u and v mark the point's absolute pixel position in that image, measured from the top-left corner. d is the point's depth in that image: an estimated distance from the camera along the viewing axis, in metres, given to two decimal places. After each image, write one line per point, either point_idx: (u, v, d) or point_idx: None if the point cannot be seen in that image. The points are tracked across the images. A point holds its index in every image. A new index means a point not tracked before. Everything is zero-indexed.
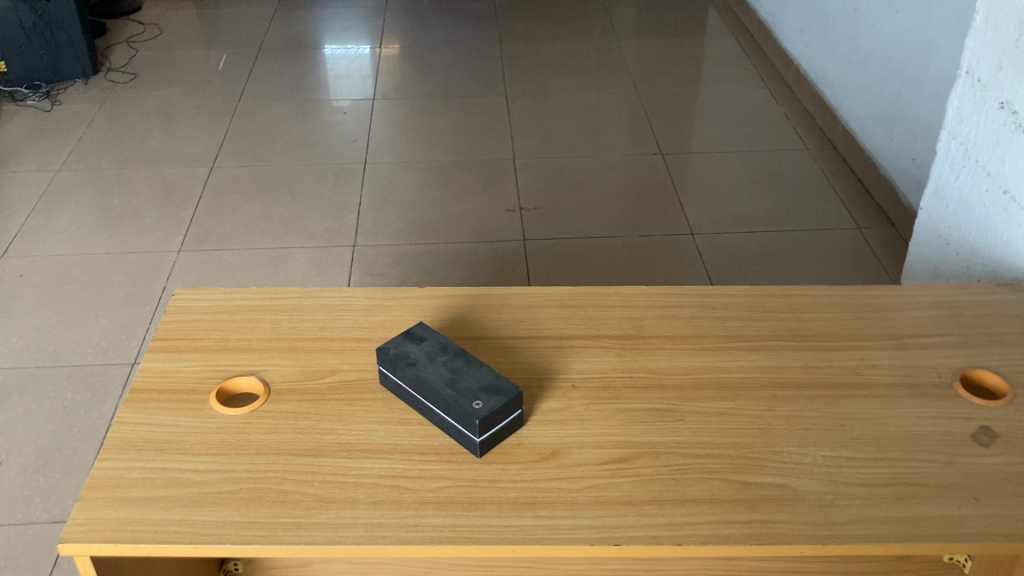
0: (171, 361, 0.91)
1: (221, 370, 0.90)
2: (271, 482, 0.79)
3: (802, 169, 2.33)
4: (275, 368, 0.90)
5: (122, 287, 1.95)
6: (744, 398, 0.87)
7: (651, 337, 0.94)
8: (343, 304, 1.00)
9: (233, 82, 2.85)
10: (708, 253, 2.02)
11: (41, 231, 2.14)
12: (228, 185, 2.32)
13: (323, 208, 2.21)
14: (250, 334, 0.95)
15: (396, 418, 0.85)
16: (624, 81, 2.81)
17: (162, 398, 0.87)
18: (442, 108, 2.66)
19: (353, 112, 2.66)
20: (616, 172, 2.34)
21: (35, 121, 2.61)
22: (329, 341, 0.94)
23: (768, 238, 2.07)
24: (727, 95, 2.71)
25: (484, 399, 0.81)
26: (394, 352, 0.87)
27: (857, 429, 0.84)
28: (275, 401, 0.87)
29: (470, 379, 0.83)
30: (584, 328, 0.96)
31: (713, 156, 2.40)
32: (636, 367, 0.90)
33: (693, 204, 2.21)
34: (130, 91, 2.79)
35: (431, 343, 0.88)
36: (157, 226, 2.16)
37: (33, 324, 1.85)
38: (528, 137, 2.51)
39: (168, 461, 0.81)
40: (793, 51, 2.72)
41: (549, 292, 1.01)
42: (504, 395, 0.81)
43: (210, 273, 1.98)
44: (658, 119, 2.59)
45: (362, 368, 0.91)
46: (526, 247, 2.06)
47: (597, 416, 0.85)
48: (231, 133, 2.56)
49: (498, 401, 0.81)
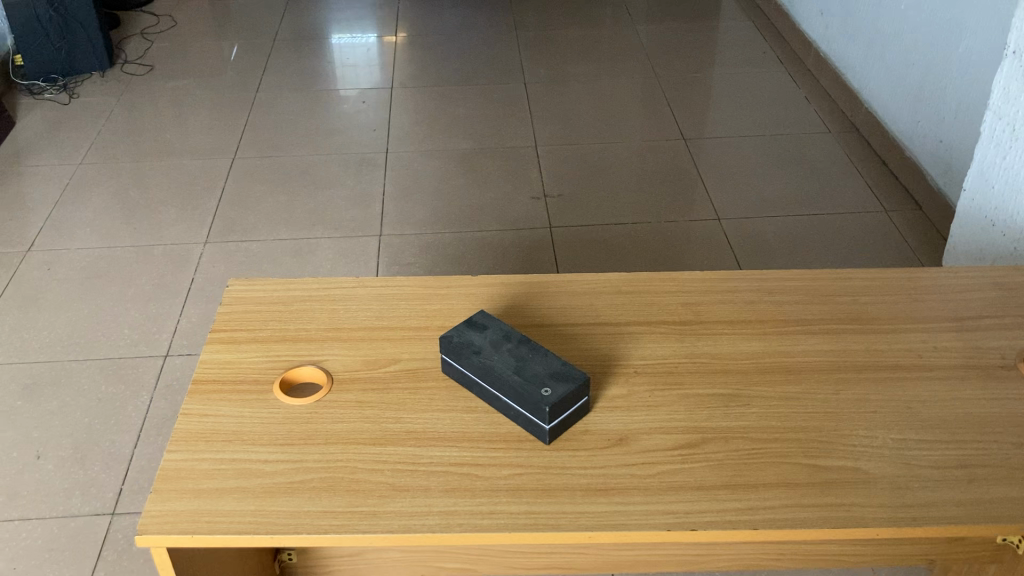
0: (231, 353, 0.91)
1: (282, 360, 0.90)
2: (343, 471, 0.79)
3: (826, 153, 2.32)
4: (335, 358, 0.90)
5: (150, 280, 1.95)
6: (808, 382, 0.87)
7: (710, 322, 0.94)
8: (398, 293, 0.99)
9: (248, 73, 2.84)
10: (736, 238, 2.02)
11: (66, 224, 2.14)
12: (250, 176, 2.31)
13: (347, 198, 2.20)
14: (308, 324, 0.95)
15: (462, 406, 0.85)
16: (641, 66, 2.79)
17: (225, 389, 0.87)
18: (460, 95, 2.65)
19: (371, 101, 2.65)
20: (639, 158, 2.33)
21: (54, 115, 2.60)
22: (387, 330, 0.94)
23: (794, 222, 2.06)
24: (747, 79, 2.69)
25: (552, 387, 0.80)
26: (458, 340, 0.86)
27: (925, 411, 0.84)
28: (338, 390, 0.87)
29: (537, 366, 0.83)
30: (641, 314, 0.95)
31: (735, 140, 2.39)
32: (697, 352, 0.90)
33: (717, 189, 2.20)
34: (146, 83, 2.78)
35: (494, 330, 0.87)
36: (182, 218, 2.16)
37: (63, 317, 1.85)
38: (548, 124, 2.50)
39: (237, 451, 0.81)
40: (812, 33, 2.71)
41: (604, 278, 1.01)
42: (572, 382, 0.81)
43: (237, 265, 1.98)
44: (678, 104, 2.58)
45: (423, 357, 0.91)
46: (553, 235, 2.05)
47: (664, 401, 0.85)
48: (250, 123, 2.56)
49: (566, 387, 0.80)
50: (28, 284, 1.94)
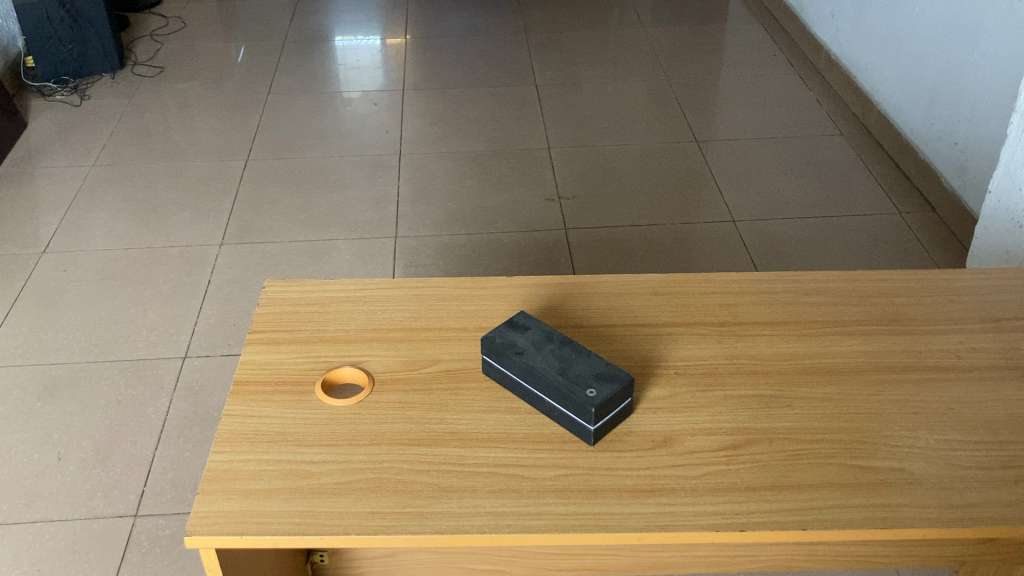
0: (271, 353, 0.91)
1: (323, 361, 0.90)
2: (389, 471, 0.79)
3: (839, 155, 2.33)
4: (376, 358, 0.90)
5: (166, 281, 1.95)
6: (849, 384, 0.87)
7: (748, 323, 0.95)
8: (434, 293, 1.00)
9: (259, 75, 2.84)
10: (751, 240, 2.02)
11: (81, 225, 2.14)
12: (263, 178, 2.31)
13: (361, 200, 2.20)
14: (347, 325, 0.95)
15: (505, 407, 0.85)
16: (652, 68, 2.80)
17: (267, 389, 0.87)
18: (472, 97, 2.65)
19: (382, 103, 2.65)
20: (651, 160, 2.33)
21: (66, 116, 2.60)
22: (426, 330, 0.94)
23: (808, 223, 2.07)
24: (757, 81, 2.70)
25: (598, 388, 0.80)
26: (500, 341, 0.86)
27: (966, 411, 0.84)
28: (380, 391, 0.87)
29: (581, 366, 0.83)
30: (679, 315, 0.96)
31: (748, 142, 2.40)
32: (736, 354, 0.91)
33: (730, 190, 2.20)
34: (158, 84, 2.78)
35: (536, 331, 0.88)
36: (197, 219, 2.16)
37: (81, 318, 1.85)
38: (560, 126, 2.50)
39: (283, 453, 0.81)
40: (823, 36, 2.72)
41: (639, 280, 1.02)
42: (617, 384, 0.81)
43: (254, 267, 1.98)
44: (689, 106, 2.58)
45: (463, 357, 0.91)
46: (568, 236, 2.06)
47: (706, 403, 0.85)
48: (261, 125, 2.56)
49: (612, 389, 0.80)
50: (45, 285, 1.94)
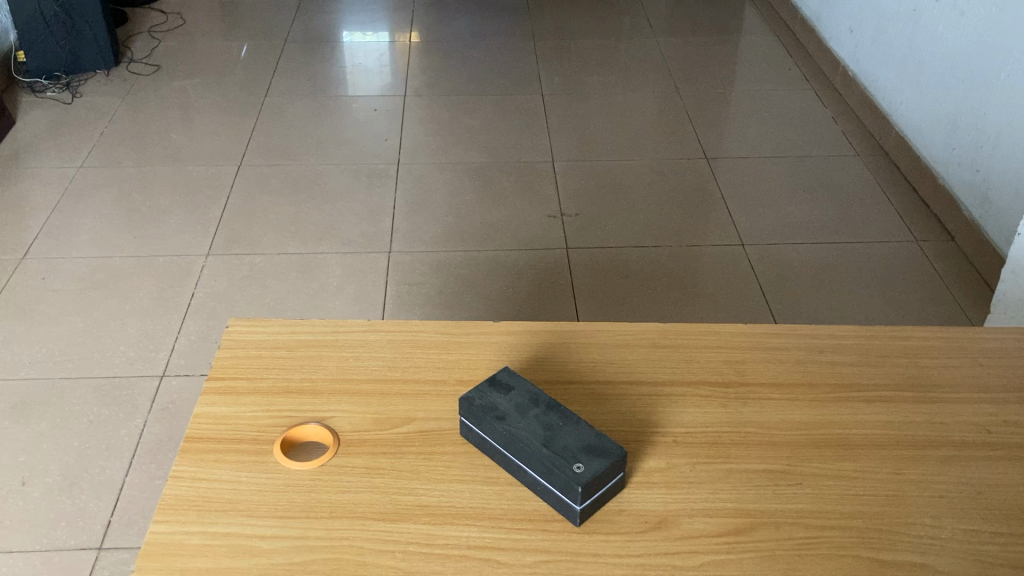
0: (229, 406, 0.83)
1: (284, 416, 0.82)
2: (349, 552, 0.70)
3: (854, 177, 2.24)
4: (343, 415, 0.82)
5: (149, 293, 1.87)
6: (865, 459, 0.79)
7: (756, 384, 0.86)
8: (413, 340, 0.91)
9: (258, 76, 2.76)
10: (761, 265, 1.93)
11: (64, 231, 2.06)
12: (256, 185, 2.23)
13: (356, 212, 2.12)
14: (314, 374, 0.86)
15: (483, 477, 0.77)
16: (662, 79, 2.71)
17: (221, 448, 0.79)
18: (475, 106, 2.57)
19: (383, 110, 2.57)
20: (659, 177, 2.24)
21: (56, 114, 2.52)
22: (401, 383, 0.86)
23: (821, 249, 1.98)
24: (771, 96, 2.61)
25: (586, 463, 0.72)
26: (479, 403, 0.78)
27: (998, 498, 0.75)
28: (345, 453, 0.78)
29: (569, 436, 0.74)
30: (680, 374, 0.88)
31: (760, 161, 2.31)
32: (742, 421, 0.82)
33: (741, 212, 2.11)
34: (153, 83, 2.70)
35: (520, 392, 0.79)
36: (185, 227, 2.08)
37: (57, 331, 1.77)
38: (566, 138, 2.42)
39: (231, 525, 0.72)
40: (840, 51, 2.62)
41: (639, 331, 0.93)
42: (608, 458, 0.72)
43: (240, 280, 1.90)
44: (699, 120, 2.49)
45: (440, 416, 0.82)
46: (569, 256, 1.97)
47: (707, 478, 0.77)
48: (257, 129, 2.47)
49: (601, 464, 0.72)
50: (22, 294, 1.87)
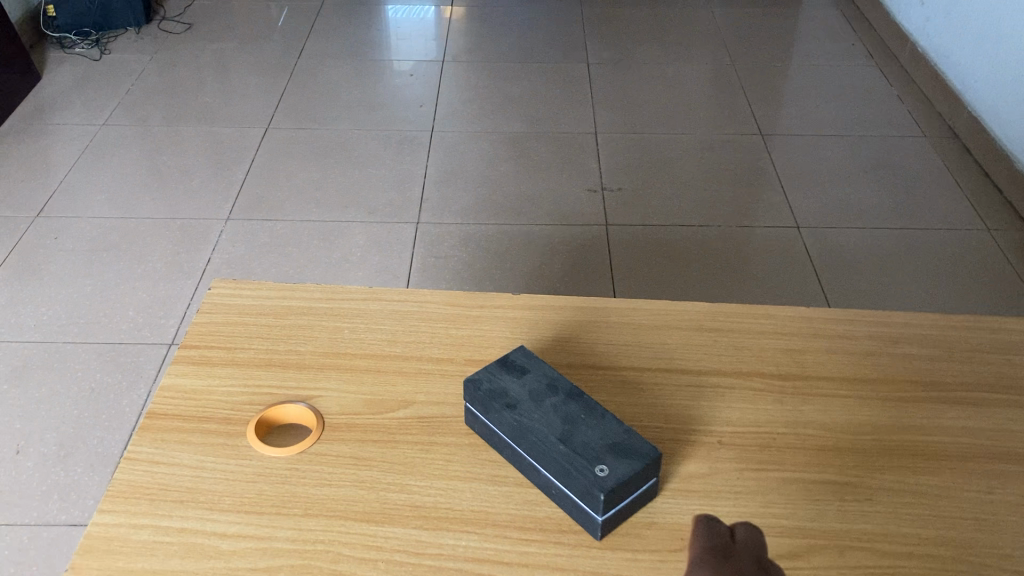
0: (201, 379, 0.72)
1: (262, 394, 0.70)
2: (321, 558, 0.59)
3: (921, 158, 2.07)
4: (331, 394, 0.71)
5: (163, 257, 1.77)
6: (949, 474, 0.65)
7: (818, 378, 0.73)
8: (419, 311, 0.79)
9: (293, 37, 2.65)
10: (816, 250, 1.78)
11: (82, 190, 1.98)
12: (283, 148, 2.13)
13: (385, 179, 2.01)
14: (302, 345, 0.75)
15: (490, 475, 0.65)
16: (715, 51, 2.55)
17: (187, 428, 0.68)
18: (517, 73, 2.44)
19: (420, 74, 2.45)
20: (709, 153, 2.10)
21: (83, 70, 2.44)
22: (401, 359, 0.74)
23: (882, 234, 1.82)
24: (832, 71, 2.44)
25: (611, 464, 0.59)
26: (486, 387, 0.66)
27: None
28: (330, 439, 0.67)
29: (592, 431, 0.61)
30: (728, 362, 0.75)
31: (820, 138, 2.15)
32: (802, 422, 0.69)
33: (796, 192, 1.96)
34: (186, 41, 2.61)
35: (537, 376, 0.66)
36: (205, 189, 1.98)
37: (65, 292, 1.68)
38: (610, 109, 2.28)
39: (188, 518, 0.61)
40: (909, 25, 2.45)
41: (681, 311, 0.80)
42: (636, 461, 0.59)
43: (260, 246, 1.80)
44: (754, 94, 2.34)
45: (443, 400, 0.71)
46: (608, 233, 1.84)
47: (756, 488, 0.64)
48: (288, 90, 2.37)
49: (629, 467, 0.59)
50: (34, 253, 1.78)
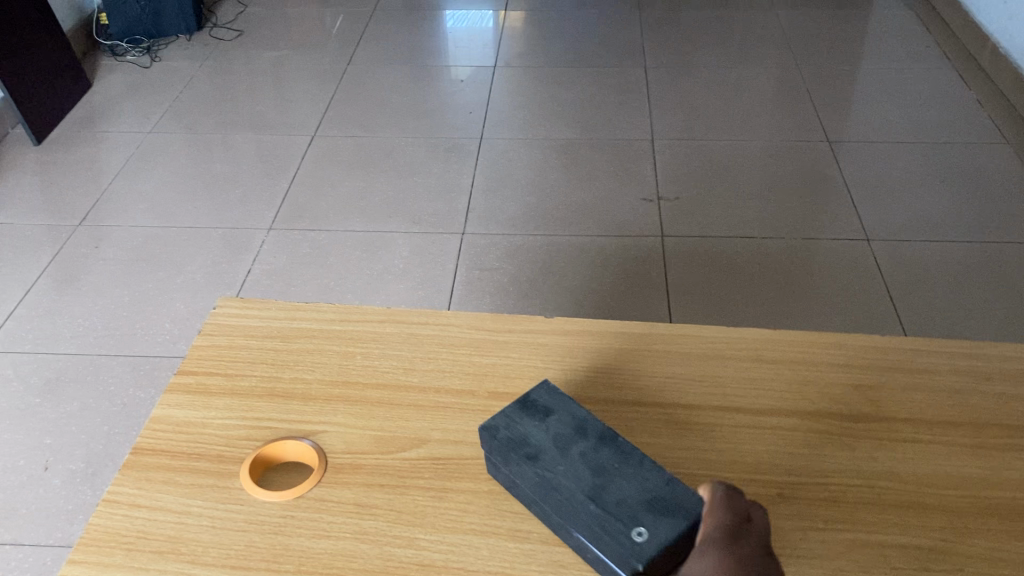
0: (196, 411, 0.65)
1: (260, 429, 0.63)
2: None
3: (1003, 167, 1.93)
4: (337, 431, 0.63)
5: (203, 267, 1.73)
6: None
7: (897, 422, 0.63)
8: (440, 336, 0.71)
9: (344, 42, 2.60)
10: (889, 265, 1.66)
11: (124, 198, 1.95)
12: (328, 156, 2.07)
13: (430, 188, 1.94)
14: (309, 374, 0.68)
15: (513, 531, 0.56)
16: (779, 54, 2.43)
17: (175, 467, 0.61)
18: (571, 78, 2.35)
19: (471, 80, 2.37)
20: (772, 161, 1.99)
21: (133, 78, 2.43)
22: (417, 391, 0.66)
23: (961, 248, 1.69)
24: (905, 75, 2.31)
25: (649, 526, 0.50)
26: (501, 435, 0.57)
27: None
28: (332, 483, 0.59)
29: (628, 483, 0.52)
30: (790, 399, 0.65)
31: (893, 146, 2.02)
32: (876, 473, 0.60)
33: (866, 203, 1.84)
34: (236, 48, 2.58)
35: (562, 418, 0.58)
36: (249, 198, 1.94)
37: (103, 303, 1.65)
38: (667, 115, 2.18)
39: (166, 573, 0.54)
40: (990, 26, 2.30)
41: (737, 338, 0.71)
42: (681, 519, 0.50)
43: (300, 257, 1.75)
44: (821, 100, 2.22)
45: (461, 440, 0.62)
46: (664, 245, 1.74)
47: (823, 553, 0.55)
48: (337, 97, 2.32)
49: (673, 527, 0.50)
50: (75, 262, 1.76)
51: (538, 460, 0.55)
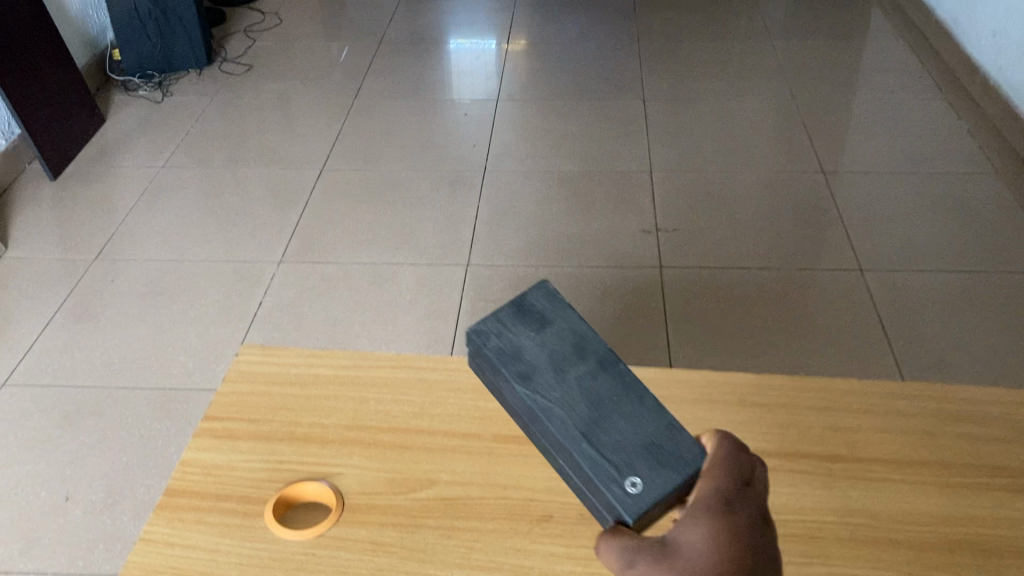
0: (223, 454, 0.70)
1: (282, 471, 0.68)
2: None
3: (994, 198, 1.98)
4: (353, 473, 0.68)
5: (216, 299, 1.79)
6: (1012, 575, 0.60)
7: (871, 462, 0.69)
8: (448, 381, 0.77)
9: (351, 76, 2.67)
10: (881, 295, 1.71)
11: (139, 233, 2.00)
12: (336, 190, 2.13)
13: (435, 221, 1.99)
14: (326, 419, 0.73)
15: (516, 567, 0.62)
16: (775, 86, 2.50)
17: (205, 507, 0.66)
18: (572, 111, 2.41)
19: (475, 113, 2.44)
20: (768, 192, 2.04)
21: (146, 113, 2.50)
22: (427, 434, 0.71)
23: (951, 278, 1.74)
24: (898, 106, 2.36)
25: (640, 473, 0.53)
26: (497, 345, 0.59)
27: None
28: (349, 522, 0.64)
29: (624, 425, 0.55)
30: (772, 441, 0.71)
31: (886, 177, 2.07)
32: (851, 511, 0.65)
33: (860, 233, 1.89)
34: (246, 82, 2.65)
35: (560, 332, 0.60)
36: (260, 232, 1.99)
37: (120, 336, 1.70)
38: (666, 147, 2.24)
39: None
40: (980, 58, 2.36)
41: (724, 382, 0.76)
42: (676, 472, 0.53)
43: (310, 289, 1.80)
44: (817, 131, 2.27)
45: (468, 481, 0.68)
46: (663, 276, 1.79)
47: None
48: (345, 130, 2.38)
49: (668, 482, 0.53)
50: (92, 295, 1.81)
51: (536, 382, 0.57)
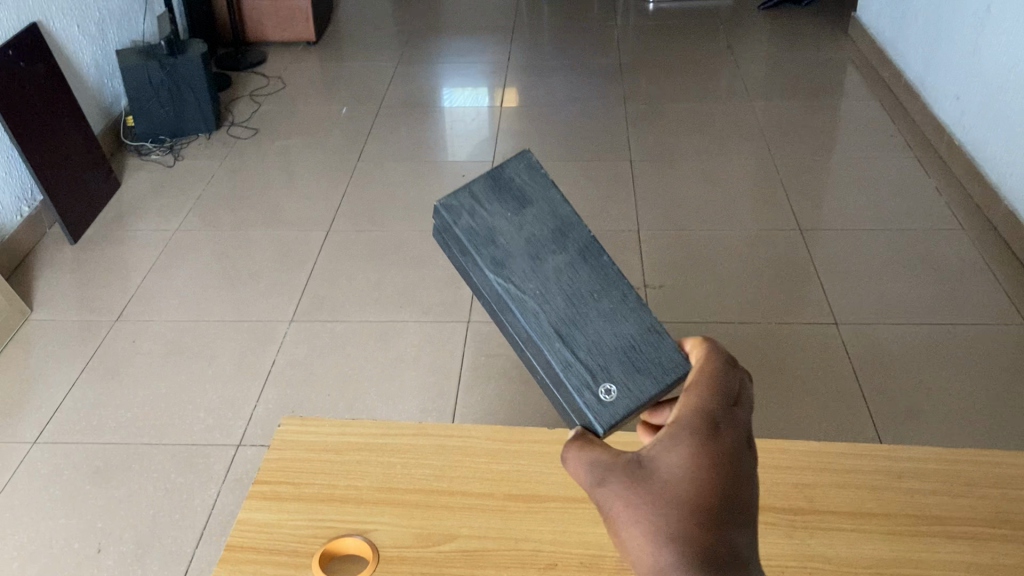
0: (273, 514, 0.81)
1: (325, 527, 0.80)
2: None
3: (959, 252, 2.12)
4: (386, 528, 0.80)
5: (233, 358, 1.90)
6: None
7: (827, 513, 0.81)
8: (464, 446, 0.88)
9: (353, 139, 2.81)
10: (854, 347, 1.83)
11: (156, 294, 2.12)
12: (341, 251, 2.25)
13: (437, 280, 2.12)
14: (361, 481, 0.84)
15: None
16: (755, 146, 2.64)
17: (260, 560, 0.77)
18: (564, 172, 2.55)
19: (471, 174, 2.57)
20: (749, 249, 2.17)
21: (159, 176, 2.63)
22: (448, 494, 0.83)
23: (919, 330, 1.87)
24: (870, 164, 2.51)
25: (617, 380, 0.47)
26: (467, 223, 0.50)
27: None
28: (384, 571, 0.76)
29: (603, 327, 0.49)
30: None
31: (859, 234, 2.21)
32: (810, 556, 0.77)
33: (835, 288, 2.02)
34: (253, 145, 2.78)
35: (539, 214, 0.52)
36: (271, 292, 2.11)
37: (142, 394, 1.81)
38: (652, 206, 2.37)
39: None
40: (946, 119, 2.52)
41: None
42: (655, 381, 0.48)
43: (321, 347, 1.92)
44: (794, 189, 2.41)
45: (485, 534, 0.79)
46: None
47: None
48: (349, 192, 2.52)
49: (645, 392, 0.47)
50: (115, 355, 1.92)
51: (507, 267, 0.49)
